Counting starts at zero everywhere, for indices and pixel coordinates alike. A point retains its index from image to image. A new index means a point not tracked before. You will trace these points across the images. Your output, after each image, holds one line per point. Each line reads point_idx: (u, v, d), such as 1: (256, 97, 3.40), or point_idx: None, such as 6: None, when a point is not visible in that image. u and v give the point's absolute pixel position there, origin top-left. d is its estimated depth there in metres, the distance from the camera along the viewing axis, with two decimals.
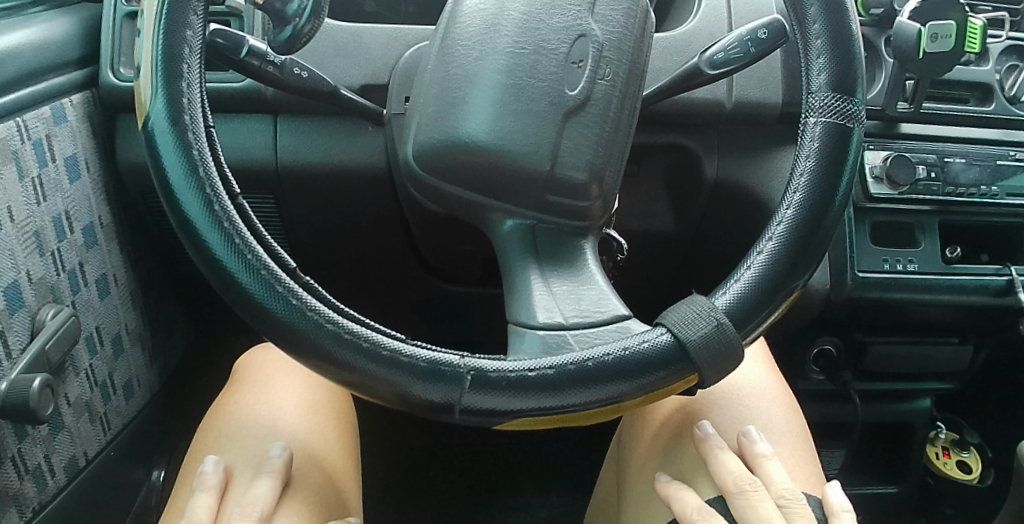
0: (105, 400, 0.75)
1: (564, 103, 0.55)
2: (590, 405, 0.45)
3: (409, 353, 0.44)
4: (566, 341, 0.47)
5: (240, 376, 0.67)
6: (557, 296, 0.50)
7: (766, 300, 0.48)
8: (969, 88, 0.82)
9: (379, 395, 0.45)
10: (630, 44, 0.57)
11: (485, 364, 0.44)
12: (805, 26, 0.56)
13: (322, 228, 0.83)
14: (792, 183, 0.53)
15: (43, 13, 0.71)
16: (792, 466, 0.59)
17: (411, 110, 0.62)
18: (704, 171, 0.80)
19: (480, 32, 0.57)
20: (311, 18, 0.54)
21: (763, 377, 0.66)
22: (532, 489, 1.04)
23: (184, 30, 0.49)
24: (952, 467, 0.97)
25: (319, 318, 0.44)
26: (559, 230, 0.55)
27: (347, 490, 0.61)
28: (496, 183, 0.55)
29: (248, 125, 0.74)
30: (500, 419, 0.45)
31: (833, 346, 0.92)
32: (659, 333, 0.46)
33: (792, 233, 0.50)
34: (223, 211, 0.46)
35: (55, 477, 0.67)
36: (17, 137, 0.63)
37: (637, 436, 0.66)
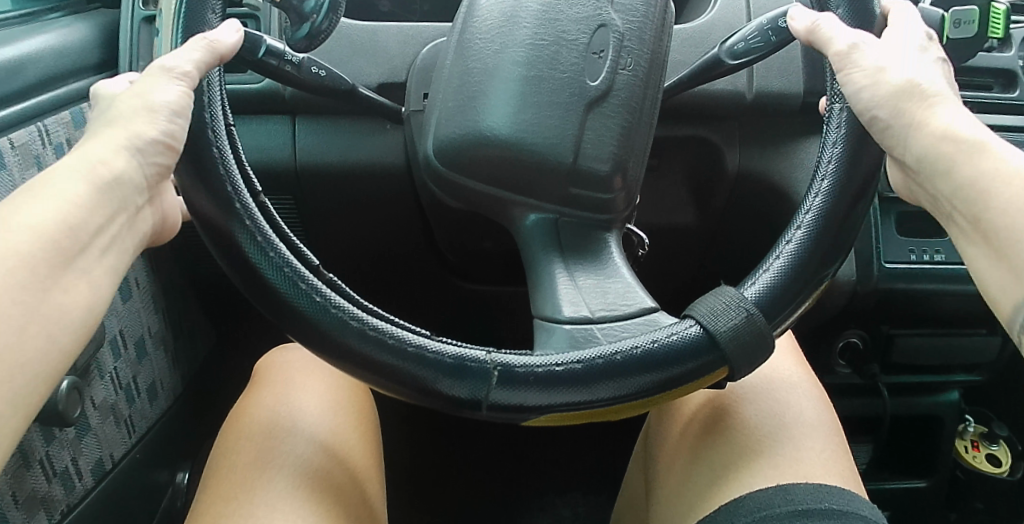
0: (130, 402, 0.74)
1: (586, 95, 0.54)
2: (619, 400, 0.44)
3: (434, 348, 0.44)
4: (593, 334, 0.46)
5: (261, 377, 0.67)
6: (582, 290, 0.50)
7: (796, 290, 0.48)
8: (992, 75, 0.81)
9: (405, 392, 0.44)
10: (650, 33, 0.56)
11: (513, 359, 0.44)
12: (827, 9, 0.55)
13: (344, 228, 0.82)
14: (819, 170, 0.52)
15: (60, 21, 0.72)
16: (826, 457, 0.55)
17: (430, 107, 0.61)
18: (725, 163, 0.79)
19: (499, 25, 0.57)
20: (328, 15, 0.53)
21: (792, 370, 0.64)
22: (556, 488, 1.03)
23: (203, 28, 0.49)
24: (982, 460, 0.95)
25: (344, 315, 0.44)
26: (584, 223, 0.53)
27: (364, 489, 0.59)
28: (518, 177, 0.55)
29: (267, 126, 0.74)
30: (527, 415, 0.44)
31: (859, 340, 0.90)
32: (688, 325, 0.45)
33: (821, 221, 0.49)
34: (244, 208, 0.45)
35: (82, 480, 0.66)
36: (38, 141, 0.62)
37: (666, 433, 0.65)
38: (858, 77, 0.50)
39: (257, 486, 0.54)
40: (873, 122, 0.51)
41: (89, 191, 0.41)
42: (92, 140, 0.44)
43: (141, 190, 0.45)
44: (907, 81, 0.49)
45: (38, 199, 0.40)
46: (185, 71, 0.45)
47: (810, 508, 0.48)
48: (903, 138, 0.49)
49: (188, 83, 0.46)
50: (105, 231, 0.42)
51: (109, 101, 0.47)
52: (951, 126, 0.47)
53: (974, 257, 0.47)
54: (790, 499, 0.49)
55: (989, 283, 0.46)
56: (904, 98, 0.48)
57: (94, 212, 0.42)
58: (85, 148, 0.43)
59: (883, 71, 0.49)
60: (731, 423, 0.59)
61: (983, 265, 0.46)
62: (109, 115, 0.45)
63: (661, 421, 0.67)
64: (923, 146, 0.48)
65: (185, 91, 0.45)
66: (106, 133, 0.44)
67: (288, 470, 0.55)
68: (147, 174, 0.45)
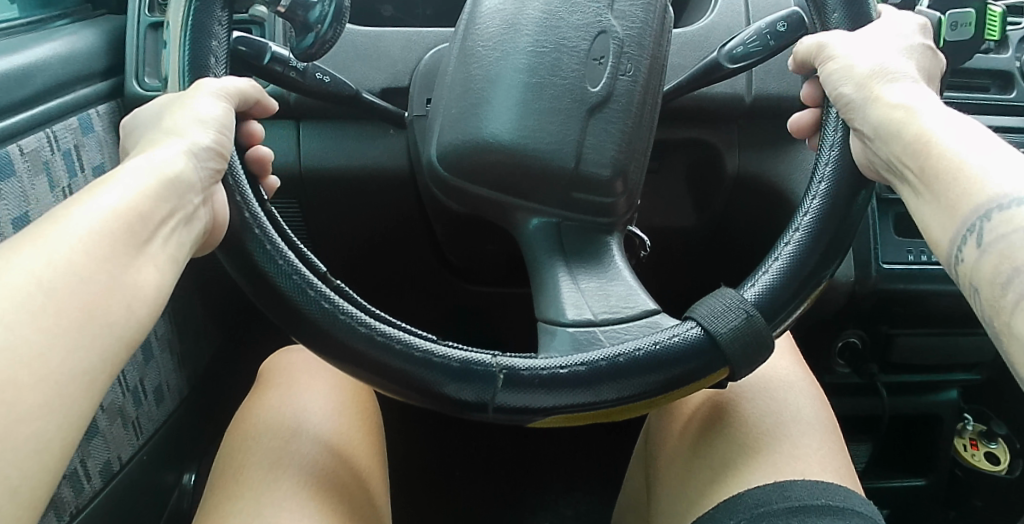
0: (137, 405, 0.75)
1: (587, 100, 0.55)
2: (622, 400, 0.45)
3: (442, 353, 0.45)
4: (596, 337, 0.47)
5: (266, 379, 0.68)
6: (585, 292, 0.50)
7: (795, 292, 0.48)
8: (989, 77, 0.81)
9: (412, 395, 0.45)
10: (650, 38, 0.57)
11: (518, 362, 0.45)
12: (824, 15, 0.56)
13: (346, 231, 0.83)
14: (816, 174, 0.53)
15: (67, 29, 0.73)
16: (823, 455, 0.56)
17: (434, 113, 0.62)
18: (725, 166, 0.80)
19: (500, 32, 0.58)
20: (333, 25, 0.54)
21: (790, 369, 0.65)
22: (559, 487, 1.04)
23: (210, 41, 0.50)
24: (980, 459, 0.95)
25: (352, 321, 0.45)
26: (585, 227, 0.54)
27: (369, 487, 0.60)
28: (521, 181, 0.55)
29: (272, 131, 0.75)
30: (534, 417, 0.45)
31: (858, 339, 0.91)
32: (689, 327, 0.46)
33: (819, 223, 0.50)
34: (253, 218, 0.47)
35: (91, 481, 0.67)
36: (47, 147, 0.64)
37: (666, 432, 0.66)
38: (833, 64, 0.52)
39: (263, 485, 0.54)
40: (845, 117, 0.52)
41: (155, 185, 0.42)
42: (147, 150, 0.45)
43: (201, 190, 0.45)
44: (877, 65, 0.50)
45: (106, 190, 0.40)
46: (220, 92, 0.48)
47: (806, 505, 0.49)
48: (864, 113, 0.50)
49: (226, 103, 0.49)
50: (168, 225, 0.42)
51: (151, 123, 0.48)
52: (905, 98, 0.48)
53: (918, 214, 0.47)
54: (787, 496, 0.50)
55: (931, 230, 0.45)
56: (872, 78, 0.50)
57: (160, 205, 0.42)
58: (143, 155, 0.44)
59: (853, 57, 0.51)
60: (729, 421, 0.60)
61: (926, 216, 0.46)
62: (155, 133, 0.47)
63: (661, 420, 0.68)
64: (878, 117, 0.48)
65: (225, 108, 0.48)
66: (161, 143, 0.45)
67: (293, 468, 0.56)
68: (205, 178, 0.46)
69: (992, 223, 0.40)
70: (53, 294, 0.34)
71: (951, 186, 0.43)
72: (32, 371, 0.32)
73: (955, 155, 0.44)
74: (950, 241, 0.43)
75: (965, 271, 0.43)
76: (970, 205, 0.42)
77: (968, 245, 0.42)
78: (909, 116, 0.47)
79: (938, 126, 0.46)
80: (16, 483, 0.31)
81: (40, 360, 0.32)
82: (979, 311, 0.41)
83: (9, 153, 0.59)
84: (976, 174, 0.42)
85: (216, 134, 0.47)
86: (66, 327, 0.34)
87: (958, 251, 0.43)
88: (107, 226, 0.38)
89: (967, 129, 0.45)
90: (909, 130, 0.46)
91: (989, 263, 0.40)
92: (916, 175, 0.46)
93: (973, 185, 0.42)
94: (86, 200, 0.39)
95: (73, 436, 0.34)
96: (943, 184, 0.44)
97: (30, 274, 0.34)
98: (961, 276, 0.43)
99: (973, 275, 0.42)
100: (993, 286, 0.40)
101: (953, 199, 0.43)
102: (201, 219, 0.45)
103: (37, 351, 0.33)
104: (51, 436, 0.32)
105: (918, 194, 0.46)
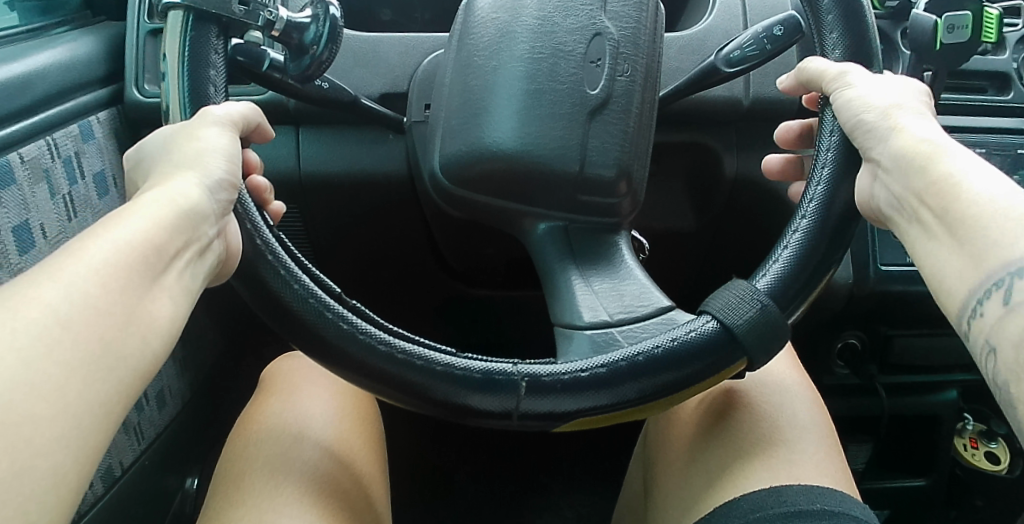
0: (139, 411, 0.75)
1: (587, 103, 0.55)
2: (647, 397, 0.45)
3: (462, 365, 0.45)
4: (614, 337, 0.47)
5: (267, 385, 0.68)
6: (599, 294, 0.50)
7: (810, 277, 0.49)
8: (986, 78, 0.82)
9: (436, 409, 0.46)
10: (644, 39, 0.58)
11: (538, 369, 0.45)
12: (824, 53, 0.56)
13: (346, 235, 0.83)
14: (819, 159, 0.53)
15: (67, 36, 0.73)
16: (818, 458, 0.56)
17: (435, 121, 0.63)
18: (723, 168, 0.80)
19: (495, 41, 0.59)
20: (328, 45, 0.54)
21: (787, 372, 0.65)
22: (561, 488, 1.05)
23: (207, 70, 0.51)
24: (981, 458, 0.95)
25: (371, 340, 0.45)
26: (594, 229, 0.54)
27: (370, 490, 0.61)
28: (529, 186, 0.56)
29: (271, 137, 0.75)
30: (559, 422, 0.45)
31: (858, 341, 0.91)
32: (705, 322, 0.46)
33: (825, 208, 0.50)
34: (265, 244, 0.47)
35: (94, 487, 0.68)
36: (47, 155, 0.64)
37: (664, 436, 0.66)
38: (849, 93, 0.51)
39: (266, 491, 0.54)
40: (853, 143, 0.51)
41: (172, 216, 0.42)
42: (160, 182, 0.45)
43: (215, 220, 0.46)
44: (892, 102, 0.50)
45: (123, 222, 0.40)
46: (225, 119, 0.49)
47: (802, 510, 0.49)
48: (880, 144, 0.49)
49: (231, 132, 0.49)
50: (183, 256, 0.42)
51: (157, 156, 0.48)
52: (928, 133, 0.47)
53: (929, 256, 0.45)
54: (783, 500, 0.50)
55: (946, 279, 0.43)
56: (894, 110, 0.49)
57: (176, 236, 0.42)
58: (160, 188, 0.44)
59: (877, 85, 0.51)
60: (727, 425, 0.60)
61: (941, 263, 0.43)
62: (164, 164, 0.46)
63: (659, 423, 0.68)
64: (896, 150, 0.47)
65: (229, 136, 0.48)
66: (173, 174, 0.45)
67: (294, 474, 0.56)
68: (216, 210, 0.46)
69: (1022, 282, 0.38)
70: (73, 324, 0.34)
71: (978, 236, 0.41)
72: (50, 401, 0.31)
73: (983, 201, 0.41)
74: (967, 294, 0.41)
75: (981, 327, 0.40)
76: (998, 259, 0.39)
77: (989, 301, 0.39)
78: (934, 154, 0.46)
79: (967, 168, 0.44)
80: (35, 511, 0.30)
81: (59, 391, 0.32)
82: (993, 372, 0.39)
83: (9, 162, 0.59)
84: (1007, 226, 0.40)
85: (226, 164, 0.47)
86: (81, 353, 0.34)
87: (976, 305, 0.40)
88: (125, 258, 0.38)
89: (995, 176, 0.43)
90: (936, 169, 0.45)
91: (1014, 323, 0.38)
92: (938, 218, 0.44)
93: (1005, 237, 0.39)
94: (103, 232, 0.39)
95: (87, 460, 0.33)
96: (969, 232, 0.41)
97: (50, 303, 0.34)
98: (974, 332, 0.40)
99: (991, 333, 0.39)
100: (1015, 348, 0.37)
101: (980, 250, 0.40)
102: (213, 250, 0.45)
103: (55, 381, 0.32)
104: (66, 465, 0.32)
105: (936, 237, 0.44)
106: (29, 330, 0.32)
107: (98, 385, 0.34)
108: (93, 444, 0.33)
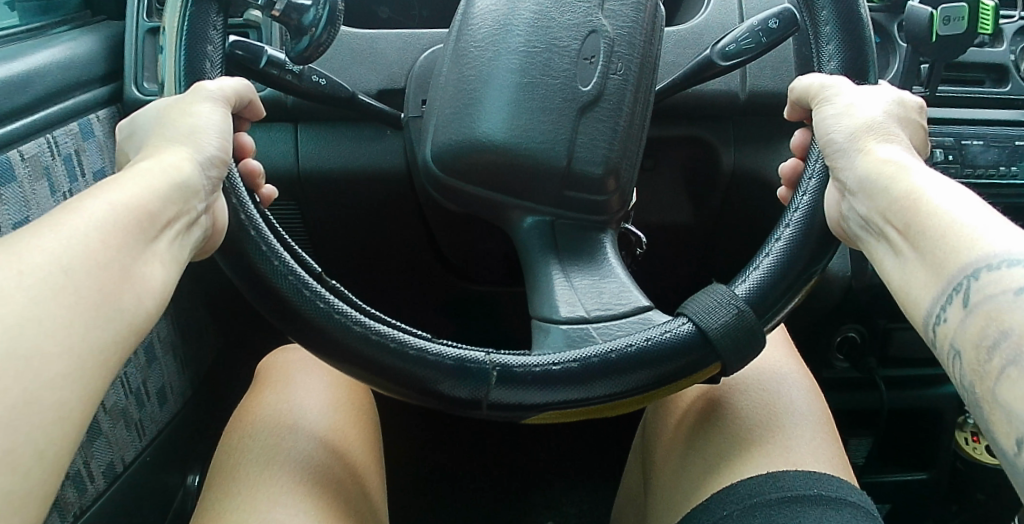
0: (139, 406, 0.76)
1: (577, 100, 0.56)
2: (614, 398, 0.45)
3: (436, 351, 0.45)
4: (590, 334, 0.47)
5: (262, 377, 0.68)
6: (578, 290, 0.50)
7: (786, 287, 0.49)
8: (983, 70, 0.82)
9: (404, 391, 0.46)
10: (640, 38, 0.58)
11: (511, 359, 0.45)
12: (820, 63, 0.56)
13: (342, 231, 0.84)
14: (808, 169, 0.53)
15: (66, 35, 0.74)
16: (814, 447, 0.56)
17: (428, 114, 0.63)
18: (721, 162, 0.80)
19: (492, 32, 0.59)
20: (328, 28, 0.54)
21: (782, 362, 0.66)
22: (562, 484, 1.05)
23: (205, 46, 0.51)
24: (983, 451, 0.93)
25: (347, 321, 0.46)
26: (579, 225, 0.54)
27: (366, 483, 0.61)
28: (512, 180, 0.56)
29: (269, 134, 0.76)
30: (527, 414, 0.46)
31: (857, 334, 0.91)
32: (681, 323, 0.46)
33: (809, 217, 0.51)
34: (249, 219, 0.48)
35: (94, 482, 0.68)
36: (47, 153, 0.65)
37: (662, 427, 0.66)
38: (829, 109, 0.50)
39: (261, 481, 0.55)
40: (828, 163, 0.50)
41: (166, 185, 0.42)
42: (152, 154, 0.45)
43: (203, 196, 0.45)
44: (872, 117, 0.48)
45: (117, 187, 0.40)
46: (218, 94, 0.49)
47: (799, 495, 0.50)
48: (851, 163, 0.48)
49: (224, 108, 0.49)
50: (175, 225, 0.42)
51: (149, 129, 0.48)
52: (894, 155, 0.46)
53: (897, 275, 0.43)
54: (779, 486, 0.51)
55: (910, 290, 0.42)
56: (865, 130, 0.48)
57: (169, 205, 0.42)
58: (153, 160, 0.44)
59: (855, 108, 0.49)
60: (722, 415, 0.61)
61: (907, 277, 0.42)
62: (157, 137, 0.46)
63: (657, 414, 0.68)
64: (864, 169, 0.46)
65: (222, 113, 0.48)
66: (166, 148, 0.45)
67: (290, 466, 0.56)
68: (206, 186, 0.46)
69: (979, 283, 0.37)
70: (74, 271, 0.34)
71: (938, 243, 0.40)
72: (58, 343, 0.32)
73: (948, 213, 0.40)
74: (932, 302, 0.40)
75: (947, 333, 0.39)
76: (957, 264, 0.38)
77: (952, 306, 0.38)
78: (900, 171, 0.44)
79: (929, 184, 0.43)
80: (43, 447, 0.31)
81: (65, 333, 0.33)
82: (959, 377, 0.37)
83: (9, 160, 0.60)
84: (968, 234, 0.39)
85: (218, 141, 0.47)
86: (87, 304, 0.34)
87: (940, 312, 0.39)
88: (120, 220, 0.38)
89: (958, 190, 0.42)
90: (897, 188, 0.44)
91: (974, 326, 0.37)
92: (901, 233, 0.43)
93: (965, 241, 0.38)
94: (98, 195, 0.39)
95: (90, 412, 0.33)
96: (931, 240, 0.40)
97: (50, 252, 0.34)
98: (941, 339, 0.39)
99: (955, 337, 0.38)
100: (977, 351, 0.36)
101: (940, 258, 0.39)
102: (202, 225, 0.45)
103: (61, 324, 0.33)
104: (73, 406, 0.32)
105: (900, 252, 0.43)
106: (32, 274, 0.33)
107: (101, 335, 0.34)
108: (97, 397, 0.34)
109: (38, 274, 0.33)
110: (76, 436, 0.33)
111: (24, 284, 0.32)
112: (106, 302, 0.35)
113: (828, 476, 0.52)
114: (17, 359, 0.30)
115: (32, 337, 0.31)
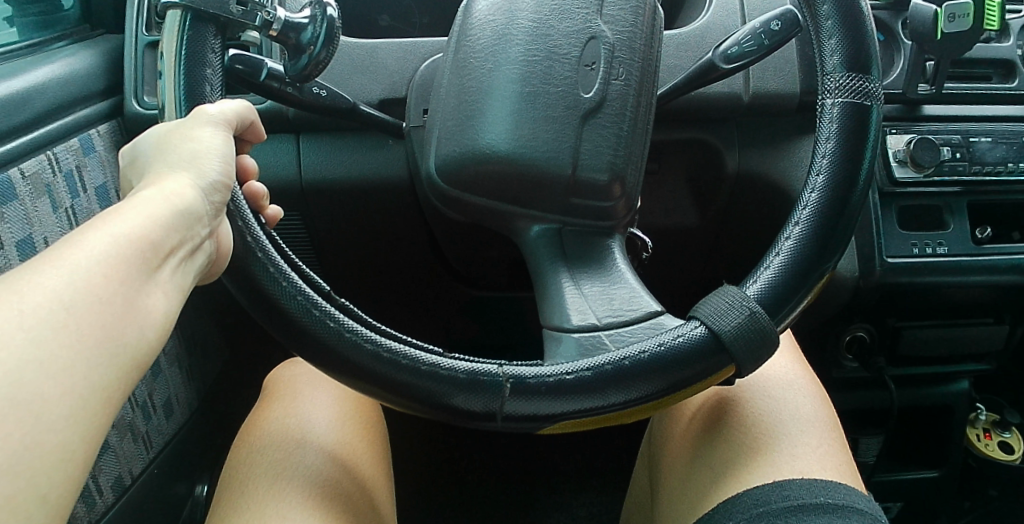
0: (146, 419, 0.76)
1: (579, 107, 0.55)
2: (630, 404, 0.45)
3: (448, 365, 0.45)
4: (602, 341, 0.47)
5: (271, 390, 0.68)
6: (588, 298, 0.50)
7: (797, 287, 0.48)
8: (990, 66, 0.81)
9: (419, 407, 0.46)
10: (640, 43, 0.58)
11: (524, 371, 0.45)
12: (822, 59, 0.55)
13: (345, 239, 0.83)
14: (813, 165, 0.52)
15: (66, 50, 0.73)
16: (822, 455, 0.56)
17: (431, 125, 0.63)
18: (726, 164, 0.79)
19: (492, 42, 0.58)
20: (326, 45, 0.53)
21: (789, 367, 0.65)
22: (571, 488, 1.05)
23: (204, 69, 0.51)
24: (993, 448, 0.94)
25: (358, 338, 0.45)
26: (586, 232, 0.54)
27: (375, 494, 0.61)
28: (518, 190, 0.56)
29: (272, 146, 0.76)
30: (543, 424, 0.45)
31: (867, 334, 0.90)
32: (693, 326, 0.46)
33: (817, 216, 0.50)
34: (255, 239, 0.47)
35: (103, 497, 0.68)
36: (48, 170, 0.64)
37: (670, 432, 0.66)
38: None
39: (270, 496, 0.55)
40: None
41: (168, 213, 0.42)
42: (154, 180, 0.45)
43: (207, 220, 0.45)
44: None
45: (120, 216, 0.40)
46: (220, 117, 0.48)
47: (804, 503, 0.49)
48: None
49: (226, 130, 0.48)
50: (179, 252, 0.42)
51: (152, 155, 0.47)
52: None
53: None
54: (785, 495, 0.50)
55: None
56: None
57: (172, 232, 0.42)
58: (155, 187, 0.43)
59: None
60: (730, 421, 0.60)
61: None
62: (159, 163, 0.46)
63: (664, 420, 0.68)
64: None
65: (223, 135, 0.48)
66: (168, 173, 0.45)
67: (300, 480, 0.56)
68: (210, 210, 0.46)
69: None
70: (76, 307, 0.34)
71: None
72: (59, 382, 0.32)
73: None
74: None
75: None
76: None
77: None
78: None
79: None
80: (46, 491, 0.31)
81: (68, 371, 0.32)
82: None
83: (10, 178, 0.60)
84: None
85: (221, 165, 0.47)
86: (90, 342, 0.34)
87: None
88: (123, 251, 0.38)
89: None
90: None
91: None
92: None
93: None
94: (102, 226, 0.38)
95: (91, 449, 0.33)
96: None
97: (52, 288, 0.34)
98: None
99: None
100: None
101: None
102: (206, 250, 0.45)
103: (64, 362, 0.33)
104: (74, 447, 0.32)
105: None
106: (34, 313, 0.33)
107: (103, 370, 0.34)
108: (99, 432, 0.34)
109: (38, 311, 0.33)
110: (79, 475, 0.33)
111: (26, 324, 0.32)
112: (109, 334, 0.35)
113: (831, 483, 0.51)
114: (19, 406, 0.30)
115: (34, 378, 0.31)
